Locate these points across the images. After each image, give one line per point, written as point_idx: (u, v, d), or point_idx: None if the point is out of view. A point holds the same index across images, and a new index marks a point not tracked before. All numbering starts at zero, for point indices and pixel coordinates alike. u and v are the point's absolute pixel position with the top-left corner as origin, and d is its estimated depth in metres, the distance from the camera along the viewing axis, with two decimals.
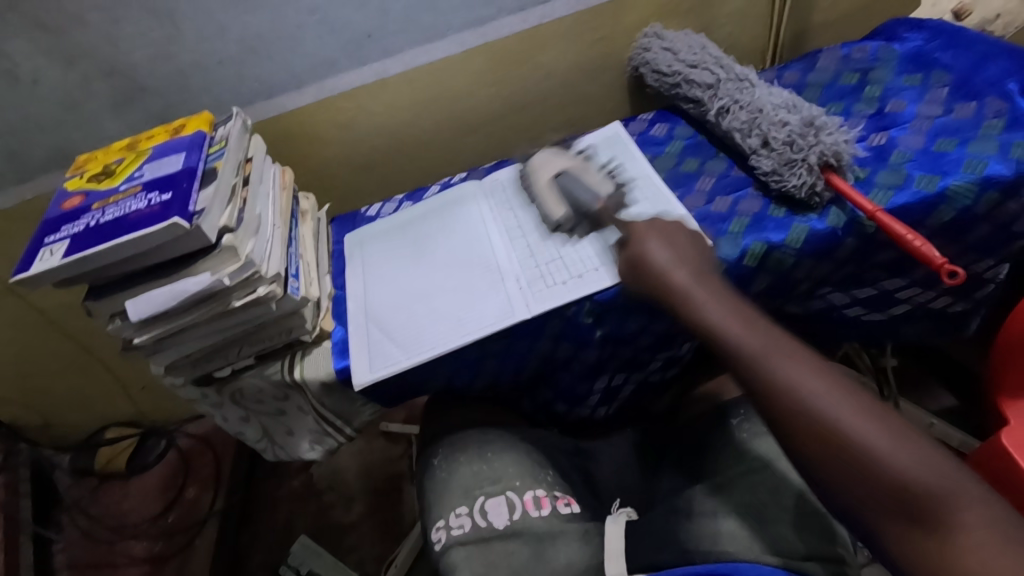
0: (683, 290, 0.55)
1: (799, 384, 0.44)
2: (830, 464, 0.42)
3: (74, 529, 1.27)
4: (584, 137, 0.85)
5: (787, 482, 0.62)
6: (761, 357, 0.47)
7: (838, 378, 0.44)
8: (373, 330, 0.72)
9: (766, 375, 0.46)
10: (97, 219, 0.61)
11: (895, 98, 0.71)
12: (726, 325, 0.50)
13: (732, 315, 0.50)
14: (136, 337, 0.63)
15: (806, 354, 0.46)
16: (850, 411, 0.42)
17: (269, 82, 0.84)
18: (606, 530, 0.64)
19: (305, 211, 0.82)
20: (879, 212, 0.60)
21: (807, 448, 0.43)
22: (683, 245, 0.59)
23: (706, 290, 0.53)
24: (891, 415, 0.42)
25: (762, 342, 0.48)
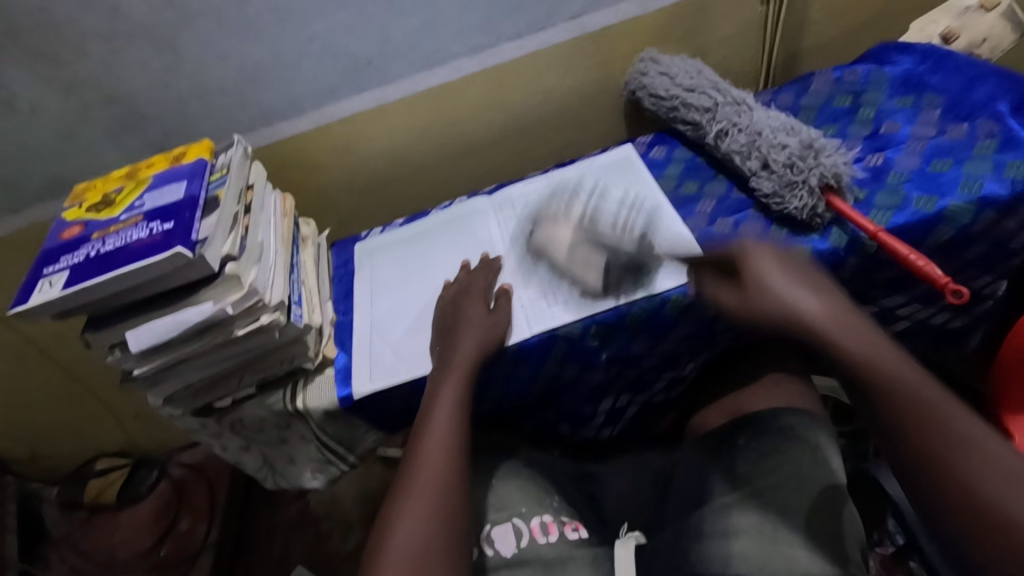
0: (817, 321, 0.52)
1: (930, 421, 0.46)
2: (970, 527, 0.43)
3: (60, 565, 1.23)
4: (595, 156, 0.85)
5: (797, 503, 0.62)
6: (891, 382, 0.48)
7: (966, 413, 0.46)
8: (376, 356, 0.71)
9: (886, 395, 0.48)
10: (97, 249, 0.61)
11: (889, 120, 0.73)
12: (859, 350, 0.50)
13: (854, 333, 0.51)
14: (136, 368, 0.62)
15: (929, 381, 0.48)
16: (976, 458, 0.44)
17: (269, 109, 0.84)
18: (617, 555, 0.66)
19: (306, 237, 0.82)
20: (881, 233, 0.61)
21: (954, 503, 0.44)
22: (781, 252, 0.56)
23: (821, 303, 0.53)
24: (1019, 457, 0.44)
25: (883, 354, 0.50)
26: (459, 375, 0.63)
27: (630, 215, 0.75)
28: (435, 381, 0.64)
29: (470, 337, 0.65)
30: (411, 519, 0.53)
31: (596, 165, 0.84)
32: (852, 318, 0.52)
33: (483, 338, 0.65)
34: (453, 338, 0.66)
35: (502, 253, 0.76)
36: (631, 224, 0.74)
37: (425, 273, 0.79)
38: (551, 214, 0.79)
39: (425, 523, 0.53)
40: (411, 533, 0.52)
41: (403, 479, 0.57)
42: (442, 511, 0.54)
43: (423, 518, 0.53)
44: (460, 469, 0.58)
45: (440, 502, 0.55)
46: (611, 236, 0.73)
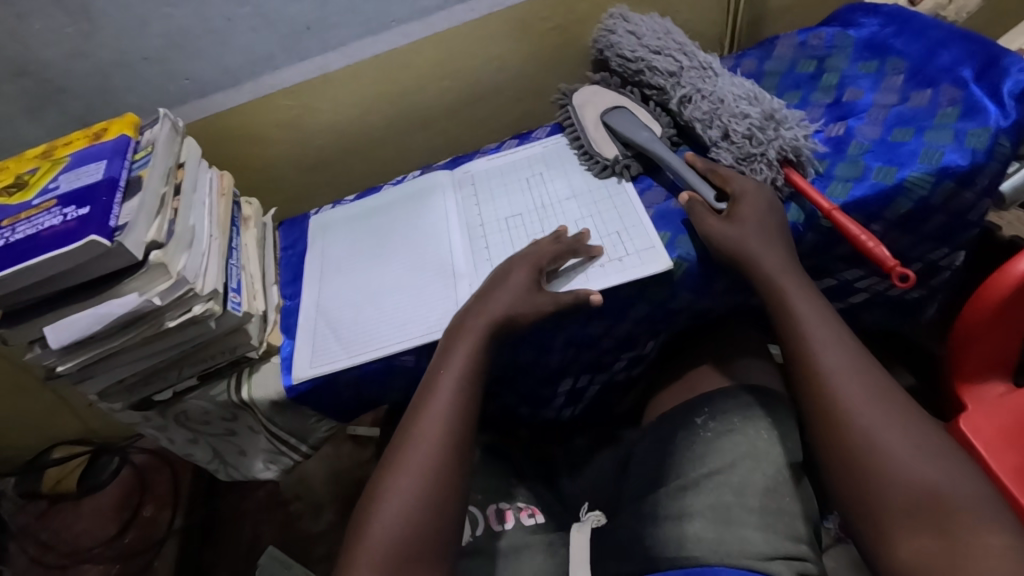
0: (760, 261, 0.58)
1: (843, 378, 0.51)
2: (846, 464, 0.49)
3: (21, 557, 1.20)
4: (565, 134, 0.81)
5: (752, 482, 0.61)
6: (813, 341, 0.54)
7: (879, 381, 0.51)
8: (322, 341, 0.68)
9: (812, 362, 0.53)
10: (6, 238, 0.56)
11: (851, 86, 0.70)
12: (797, 304, 0.56)
13: (808, 307, 0.56)
14: (59, 365, 0.58)
15: (852, 350, 0.53)
16: (872, 408, 0.49)
17: (201, 80, 0.78)
18: (574, 539, 0.66)
19: (248, 217, 0.77)
20: (836, 211, 0.59)
21: (834, 446, 0.50)
22: (764, 230, 0.59)
23: (769, 252, 0.58)
24: (910, 415, 0.49)
25: (850, 367, 0.52)
26: (474, 342, 0.59)
27: (590, 200, 0.72)
28: (445, 353, 0.60)
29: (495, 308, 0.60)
30: (398, 502, 0.52)
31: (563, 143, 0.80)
32: (828, 322, 0.55)
33: (508, 312, 0.60)
34: (484, 307, 0.61)
35: (457, 236, 0.73)
36: (592, 212, 0.70)
37: (377, 253, 0.75)
38: (511, 194, 0.76)
39: (414, 508, 0.52)
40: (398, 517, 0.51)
41: (396, 455, 0.55)
42: (433, 497, 0.53)
43: (411, 507, 0.52)
44: (462, 454, 0.55)
45: (431, 493, 0.53)
46: (571, 222, 0.70)
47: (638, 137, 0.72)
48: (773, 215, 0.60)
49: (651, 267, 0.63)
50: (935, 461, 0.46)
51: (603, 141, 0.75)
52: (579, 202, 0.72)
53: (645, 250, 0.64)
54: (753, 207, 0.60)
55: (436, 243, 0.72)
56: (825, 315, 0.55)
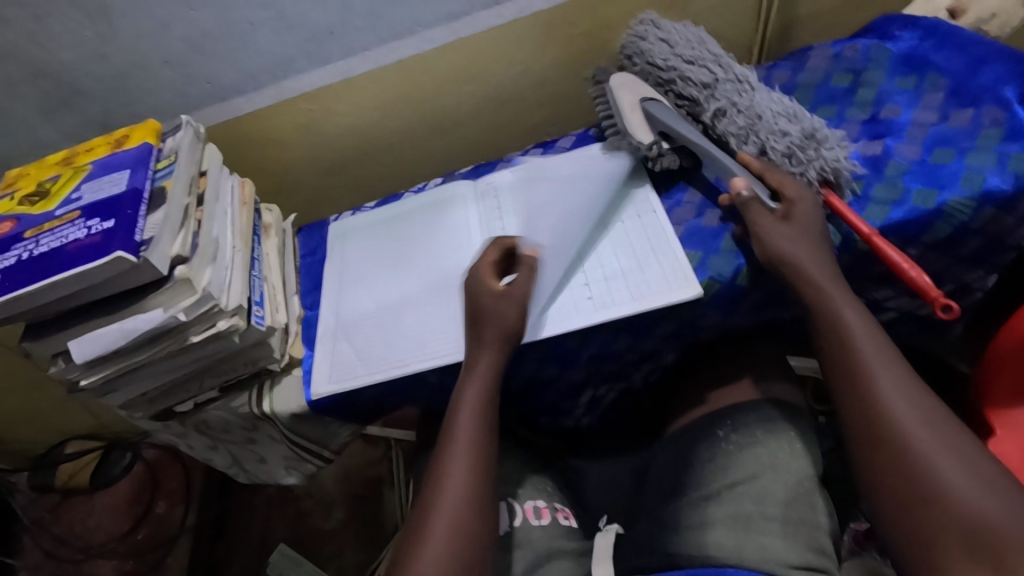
0: (809, 276, 0.57)
1: (892, 402, 0.50)
2: (897, 491, 0.47)
3: (37, 549, 1.20)
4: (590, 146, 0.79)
5: (773, 492, 0.61)
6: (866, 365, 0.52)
7: (933, 408, 0.49)
8: (345, 351, 0.67)
9: (861, 386, 0.52)
10: (30, 250, 0.55)
11: (889, 103, 0.68)
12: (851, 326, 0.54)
13: (861, 328, 0.54)
14: (83, 379, 0.57)
15: (904, 374, 0.51)
16: (924, 433, 0.48)
17: (221, 83, 0.76)
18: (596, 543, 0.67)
19: (269, 225, 0.76)
20: (876, 236, 0.58)
21: (883, 471, 0.48)
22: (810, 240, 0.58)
23: (820, 269, 0.57)
24: (964, 442, 0.47)
25: (901, 391, 0.50)
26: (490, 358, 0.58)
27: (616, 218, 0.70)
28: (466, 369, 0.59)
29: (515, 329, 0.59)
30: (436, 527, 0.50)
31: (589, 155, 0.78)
32: (878, 342, 0.53)
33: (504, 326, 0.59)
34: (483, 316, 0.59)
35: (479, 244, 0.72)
36: (616, 233, 0.69)
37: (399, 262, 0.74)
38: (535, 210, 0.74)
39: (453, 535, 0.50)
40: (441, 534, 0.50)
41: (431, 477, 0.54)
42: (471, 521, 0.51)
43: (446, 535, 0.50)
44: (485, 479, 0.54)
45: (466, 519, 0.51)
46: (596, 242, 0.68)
47: (684, 130, 0.69)
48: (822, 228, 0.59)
49: (680, 295, 0.61)
50: (994, 497, 0.44)
51: (639, 127, 0.71)
52: (602, 221, 0.70)
53: (671, 275, 0.63)
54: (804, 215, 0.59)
55: (462, 252, 0.71)
56: (874, 334, 0.54)
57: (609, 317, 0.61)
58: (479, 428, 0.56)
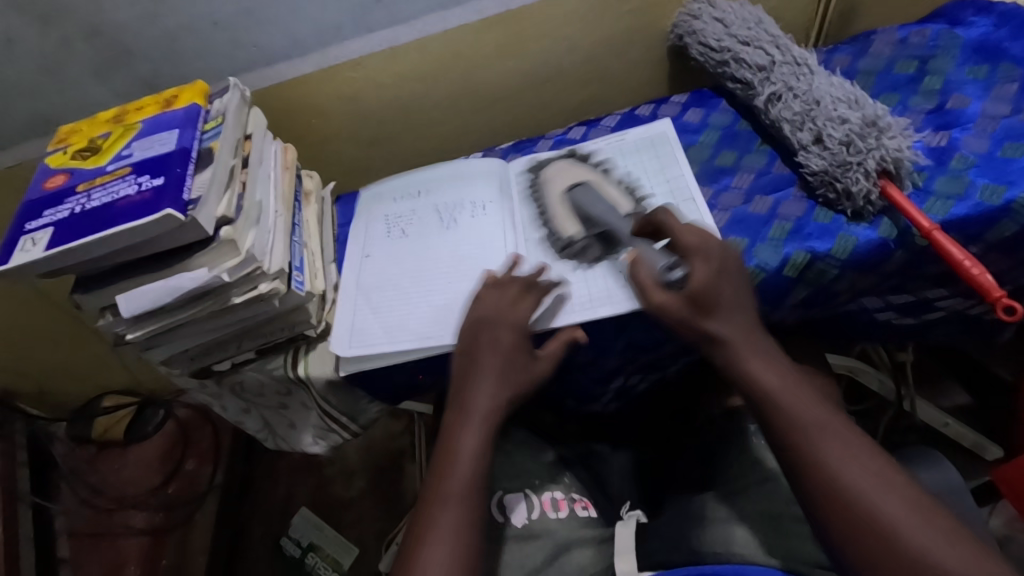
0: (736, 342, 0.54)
1: (843, 469, 0.46)
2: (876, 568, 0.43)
3: (72, 497, 1.23)
4: (627, 132, 0.75)
5: None
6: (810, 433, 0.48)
7: (877, 461, 0.47)
8: (364, 318, 0.67)
9: (813, 461, 0.47)
10: (83, 204, 0.56)
11: (957, 92, 0.65)
12: (783, 394, 0.51)
13: (789, 392, 0.51)
14: (129, 333, 0.59)
15: (846, 434, 0.48)
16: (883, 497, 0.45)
17: (268, 47, 0.76)
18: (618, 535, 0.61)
19: (308, 192, 0.76)
20: (936, 231, 0.55)
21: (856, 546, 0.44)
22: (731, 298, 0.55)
23: (748, 339, 0.54)
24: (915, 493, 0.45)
25: (844, 453, 0.47)
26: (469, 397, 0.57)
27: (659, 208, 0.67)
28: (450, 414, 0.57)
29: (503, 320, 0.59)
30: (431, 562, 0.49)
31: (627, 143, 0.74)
32: (813, 402, 0.50)
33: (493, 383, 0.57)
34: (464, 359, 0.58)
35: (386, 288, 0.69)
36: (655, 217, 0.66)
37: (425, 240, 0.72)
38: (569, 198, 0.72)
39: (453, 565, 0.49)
40: (439, 574, 0.48)
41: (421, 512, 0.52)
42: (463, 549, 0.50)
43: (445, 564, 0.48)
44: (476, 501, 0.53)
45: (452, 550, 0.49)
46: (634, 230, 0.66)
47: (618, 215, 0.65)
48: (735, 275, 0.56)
49: (620, 307, 0.60)
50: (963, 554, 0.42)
51: (565, 217, 0.69)
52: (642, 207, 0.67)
53: None
54: (709, 273, 0.55)
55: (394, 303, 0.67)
56: (801, 391, 0.51)
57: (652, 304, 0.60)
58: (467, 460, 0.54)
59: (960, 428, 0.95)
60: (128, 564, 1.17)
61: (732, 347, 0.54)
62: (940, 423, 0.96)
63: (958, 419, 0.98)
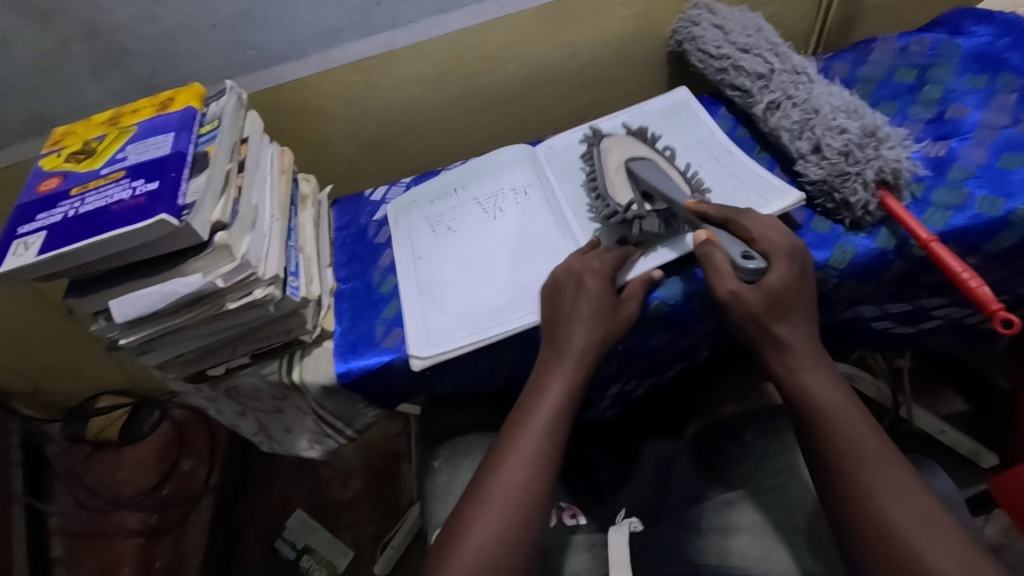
0: (791, 352, 0.53)
1: (876, 483, 0.46)
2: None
3: (67, 497, 1.22)
4: (646, 103, 0.78)
5: (801, 501, 0.60)
6: (856, 455, 0.47)
7: (915, 490, 0.45)
8: (430, 309, 0.67)
9: (844, 470, 0.47)
10: (76, 208, 0.56)
11: (957, 102, 0.65)
12: (829, 404, 0.50)
13: (835, 403, 0.50)
14: (122, 338, 0.58)
15: (886, 456, 0.47)
16: (908, 522, 0.44)
17: (266, 50, 0.76)
18: (610, 541, 0.57)
19: (305, 196, 0.76)
20: (935, 242, 0.55)
21: (874, 552, 0.44)
22: (798, 302, 0.54)
23: (802, 344, 0.53)
24: (949, 526, 0.44)
25: (880, 471, 0.46)
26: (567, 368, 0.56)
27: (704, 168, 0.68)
28: (542, 371, 0.57)
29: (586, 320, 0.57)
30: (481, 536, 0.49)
31: (648, 111, 0.77)
32: (861, 418, 0.49)
33: (593, 333, 0.57)
34: (561, 326, 0.58)
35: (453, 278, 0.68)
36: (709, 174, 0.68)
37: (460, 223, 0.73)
38: None
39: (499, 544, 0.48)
40: (486, 546, 0.48)
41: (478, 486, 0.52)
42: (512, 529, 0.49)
43: (495, 539, 0.49)
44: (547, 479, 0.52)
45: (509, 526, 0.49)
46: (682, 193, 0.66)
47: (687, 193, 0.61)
48: (806, 286, 0.55)
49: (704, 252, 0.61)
50: None
51: (621, 185, 0.64)
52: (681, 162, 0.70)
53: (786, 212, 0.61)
54: (788, 275, 0.53)
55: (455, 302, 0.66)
56: (850, 405, 0.50)
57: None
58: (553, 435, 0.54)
59: (958, 436, 0.95)
60: (122, 566, 1.14)
61: (790, 351, 0.53)
62: (937, 430, 0.96)
63: (955, 426, 0.98)
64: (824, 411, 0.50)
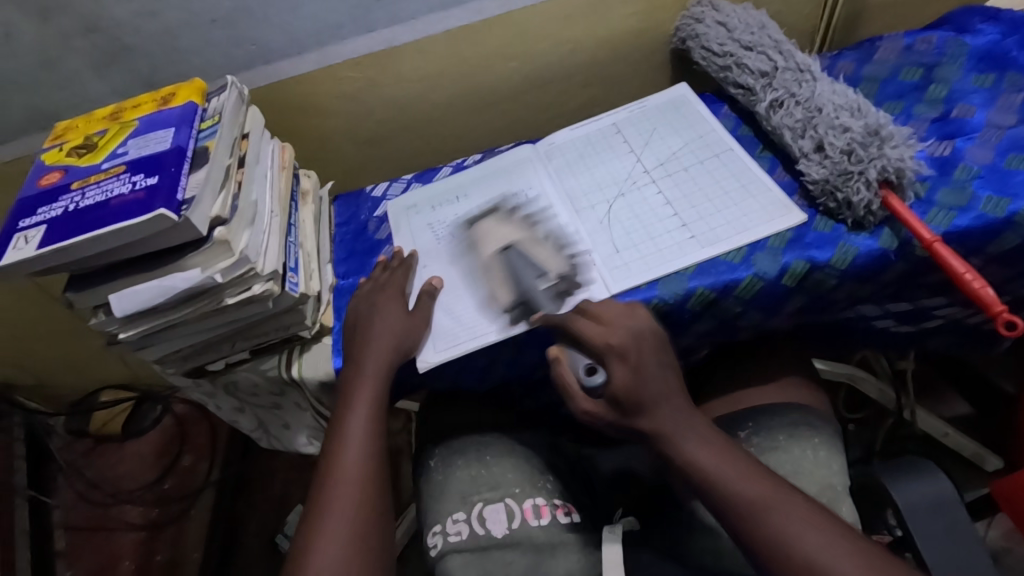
0: (640, 382, 0.51)
1: (756, 512, 0.45)
2: None
3: (70, 492, 1.23)
4: (646, 99, 0.78)
5: None
6: (734, 486, 0.46)
7: (787, 493, 0.45)
8: (435, 308, 0.65)
9: (723, 501, 0.46)
10: (76, 202, 0.56)
11: (962, 102, 0.64)
12: (699, 449, 0.49)
13: (707, 444, 0.49)
14: (122, 333, 0.58)
15: (757, 472, 0.47)
16: (795, 531, 0.43)
17: (267, 46, 0.75)
18: (603, 546, 0.57)
19: (306, 191, 0.76)
20: (938, 242, 0.54)
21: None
22: (664, 391, 0.51)
23: (658, 374, 0.52)
24: (825, 519, 0.44)
25: (758, 491, 0.46)
26: (374, 384, 0.60)
27: (704, 168, 0.68)
28: (343, 395, 0.60)
29: (382, 343, 0.61)
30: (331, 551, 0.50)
31: (648, 107, 0.77)
32: (726, 452, 0.48)
33: (397, 339, 0.61)
34: (363, 345, 0.62)
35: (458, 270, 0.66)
36: (702, 175, 0.68)
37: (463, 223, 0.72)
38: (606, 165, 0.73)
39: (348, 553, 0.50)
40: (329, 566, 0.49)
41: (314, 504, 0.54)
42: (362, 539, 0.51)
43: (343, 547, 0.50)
44: (380, 486, 0.55)
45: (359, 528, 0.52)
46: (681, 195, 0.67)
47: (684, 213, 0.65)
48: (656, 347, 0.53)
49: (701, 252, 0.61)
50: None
51: (629, 201, 0.68)
52: (679, 162, 0.70)
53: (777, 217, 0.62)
54: (627, 362, 0.52)
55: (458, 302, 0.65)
56: (715, 444, 0.49)
57: (753, 240, 0.61)
58: (364, 447, 0.56)
59: (962, 439, 0.94)
60: (123, 558, 1.15)
61: (664, 439, 0.50)
62: (939, 433, 0.95)
63: (958, 430, 0.97)
64: (693, 462, 0.48)
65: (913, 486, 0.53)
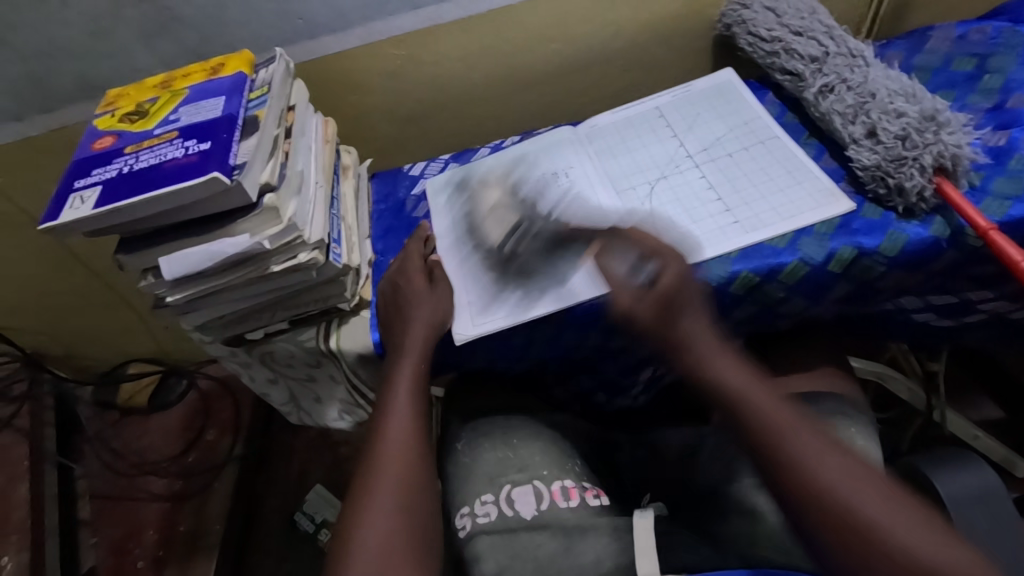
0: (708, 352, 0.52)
1: (814, 463, 0.44)
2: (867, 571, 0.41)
3: (95, 461, 1.25)
4: (691, 83, 0.78)
5: None
6: (782, 430, 0.46)
7: (855, 464, 0.45)
8: (468, 285, 0.66)
9: (777, 449, 0.46)
10: (130, 165, 0.57)
11: (1019, 91, 0.62)
12: (748, 390, 0.49)
13: (753, 385, 0.49)
14: (169, 295, 0.59)
15: (815, 425, 0.47)
16: (866, 497, 0.42)
17: (313, 20, 0.76)
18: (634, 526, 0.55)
19: (346, 167, 0.77)
20: (993, 231, 0.53)
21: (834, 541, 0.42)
22: (709, 341, 0.53)
23: (709, 342, 0.53)
24: (895, 493, 0.43)
25: (819, 448, 0.45)
26: (414, 362, 0.61)
27: (745, 155, 0.68)
28: (388, 369, 0.62)
29: (422, 320, 0.62)
30: (381, 512, 0.51)
31: (692, 92, 0.76)
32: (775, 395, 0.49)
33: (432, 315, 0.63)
34: (405, 324, 0.63)
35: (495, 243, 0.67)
36: (744, 162, 0.67)
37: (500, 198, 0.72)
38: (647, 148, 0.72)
39: (398, 516, 0.51)
40: (383, 526, 0.50)
41: (364, 472, 0.55)
42: (410, 507, 0.52)
43: (394, 516, 0.51)
44: (425, 459, 0.56)
45: (407, 496, 0.53)
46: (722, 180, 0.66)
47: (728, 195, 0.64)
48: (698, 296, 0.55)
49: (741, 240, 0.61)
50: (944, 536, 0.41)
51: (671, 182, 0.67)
52: (719, 149, 0.69)
53: (819, 207, 0.61)
54: (680, 270, 0.55)
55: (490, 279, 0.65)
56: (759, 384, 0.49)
57: (798, 226, 0.60)
58: (413, 421, 0.58)
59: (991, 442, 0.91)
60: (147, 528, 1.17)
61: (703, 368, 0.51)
62: (970, 436, 0.94)
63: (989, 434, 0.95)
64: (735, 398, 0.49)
65: (959, 476, 0.52)
